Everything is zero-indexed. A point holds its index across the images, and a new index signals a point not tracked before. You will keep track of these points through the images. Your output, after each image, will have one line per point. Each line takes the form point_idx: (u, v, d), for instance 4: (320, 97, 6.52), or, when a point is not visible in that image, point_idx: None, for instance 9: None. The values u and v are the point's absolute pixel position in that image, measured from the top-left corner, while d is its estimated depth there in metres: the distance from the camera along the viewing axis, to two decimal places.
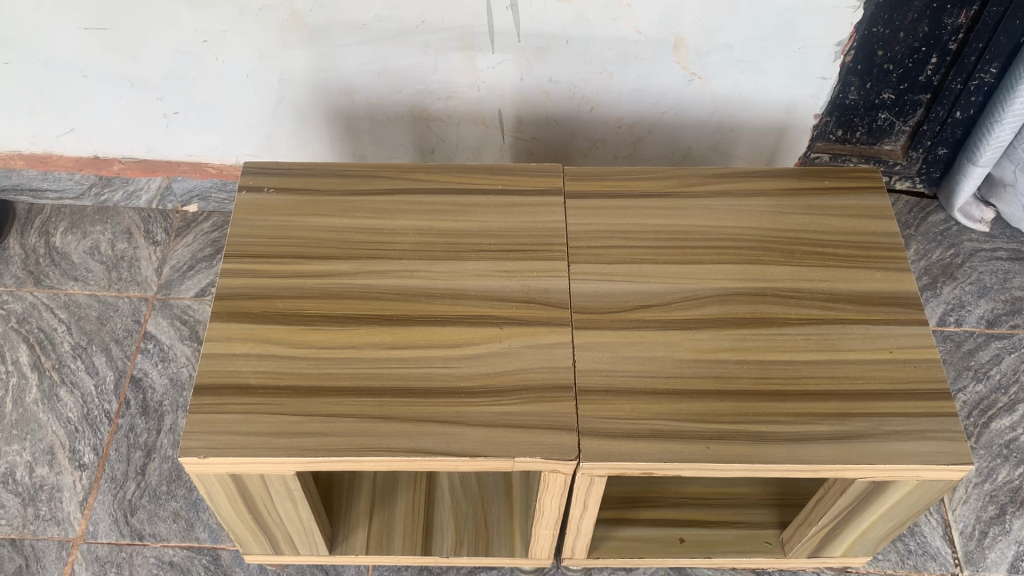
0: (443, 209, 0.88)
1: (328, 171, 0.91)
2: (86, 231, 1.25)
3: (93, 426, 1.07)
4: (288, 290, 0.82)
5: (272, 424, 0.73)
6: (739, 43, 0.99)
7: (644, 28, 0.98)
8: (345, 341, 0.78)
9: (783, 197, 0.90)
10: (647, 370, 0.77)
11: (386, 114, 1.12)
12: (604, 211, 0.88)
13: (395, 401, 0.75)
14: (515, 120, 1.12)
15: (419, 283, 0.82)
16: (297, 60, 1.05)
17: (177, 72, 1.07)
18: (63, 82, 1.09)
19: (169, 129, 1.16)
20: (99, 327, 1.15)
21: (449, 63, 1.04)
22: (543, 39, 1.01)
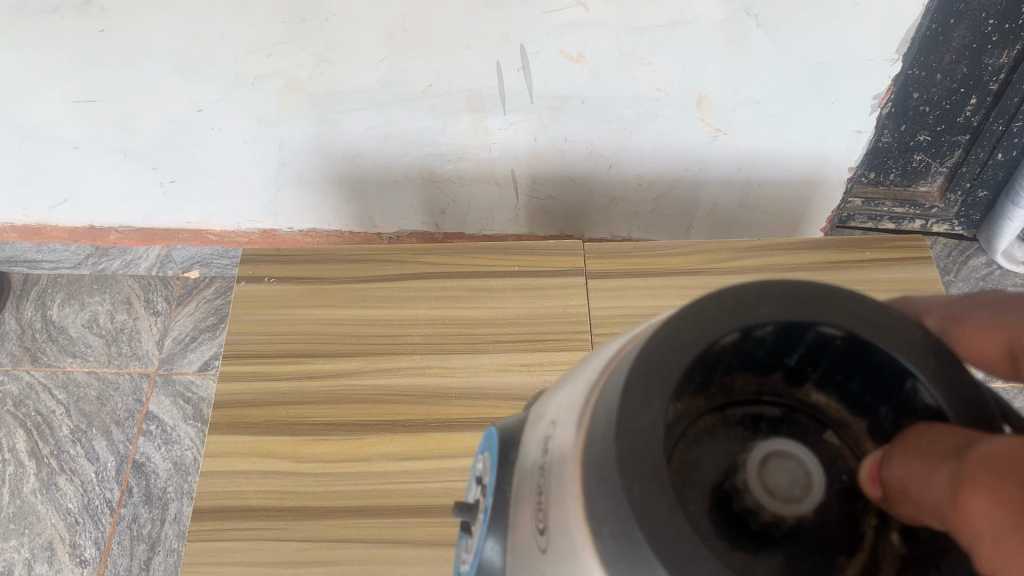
0: (456, 295, 0.82)
1: (331, 255, 0.85)
2: (84, 302, 1.19)
3: (94, 518, 1.01)
4: (291, 395, 0.76)
5: (278, 552, 0.68)
6: (768, 99, 0.92)
7: (666, 86, 0.91)
8: (354, 453, 0.73)
9: (821, 271, 0.84)
10: None
11: (393, 176, 1.06)
12: (630, 292, 0.82)
13: (410, 521, 0.69)
14: (530, 180, 1.07)
15: (433, 382, 0.76)
16: (297, 127, 0.99)
17: (172, 140, 1.01)
18: (54, 155, 1.04)
19: (166, 198, 1.10)
20: (99, 408, 1.09)
21: (459, 126, 0.98)
22: (558, 100, 0.94)
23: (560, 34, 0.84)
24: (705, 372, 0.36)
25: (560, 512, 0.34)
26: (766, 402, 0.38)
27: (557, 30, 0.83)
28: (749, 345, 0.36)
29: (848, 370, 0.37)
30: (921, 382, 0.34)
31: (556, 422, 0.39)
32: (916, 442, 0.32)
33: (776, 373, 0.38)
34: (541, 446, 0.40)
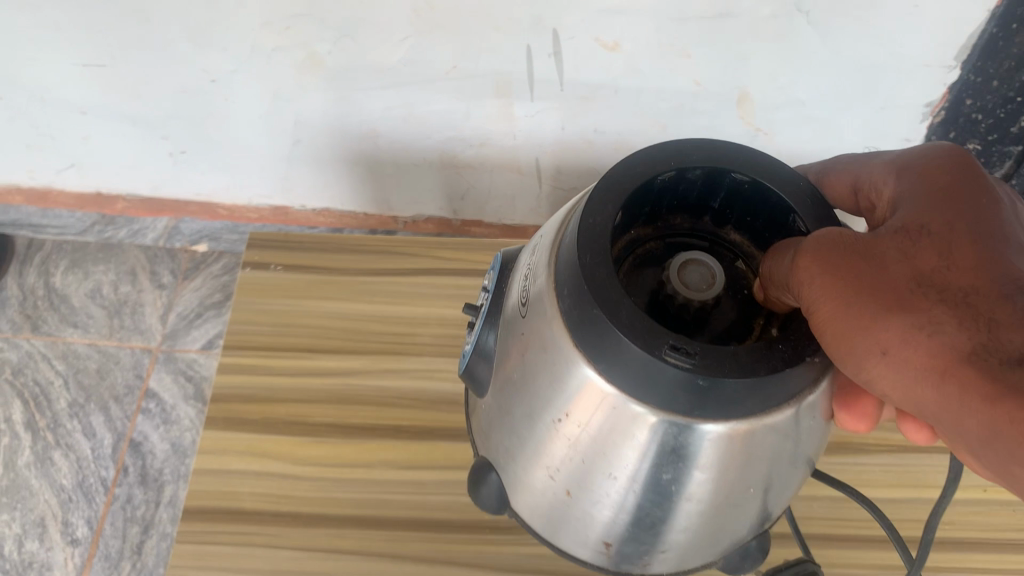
0: (470, 295, 0.78)
1: (342, 245, 0.81)
2: (88, 271, 1.16)
3: (88, 496, 0.98)
4: (292, 391, 0.72)
5: (268, 560, 0.64)
6: (812, 100, 0.87)
7: (706, 80, 0.86)
8: (355, 458, 0.69)
9: None
10: None
11: (411, 160, 1.02)
12: None
13: (409, 535, 0.65)
14: (554, 170, 1.02)
15: (442, 387, 0.72)
16: (314, 103, 0.94)
17: (183, 111, 0.97)
18: (61, 119, 1.00)
19: (176, 168, 1.06)
20: (98, 382, 1.06)
21: (482, 110, 0.93)
22: (589, 88, 0.88)
23: (595, 20, 0.79)
24: (644, 207, 0.54)
25: (532, 293, 0.53)
26: (697, 238, 0.56)
27: (593, 16, 0.78)
28: (683, 182, 0.53)
29: (752, 213, 0.54)
30: (801, 217, 0.50)
31: (539, 252, 0.55)
32: (780, 249, 0.49)
33: (704, 218, 0.57)
34: (534, 264, 0.56)
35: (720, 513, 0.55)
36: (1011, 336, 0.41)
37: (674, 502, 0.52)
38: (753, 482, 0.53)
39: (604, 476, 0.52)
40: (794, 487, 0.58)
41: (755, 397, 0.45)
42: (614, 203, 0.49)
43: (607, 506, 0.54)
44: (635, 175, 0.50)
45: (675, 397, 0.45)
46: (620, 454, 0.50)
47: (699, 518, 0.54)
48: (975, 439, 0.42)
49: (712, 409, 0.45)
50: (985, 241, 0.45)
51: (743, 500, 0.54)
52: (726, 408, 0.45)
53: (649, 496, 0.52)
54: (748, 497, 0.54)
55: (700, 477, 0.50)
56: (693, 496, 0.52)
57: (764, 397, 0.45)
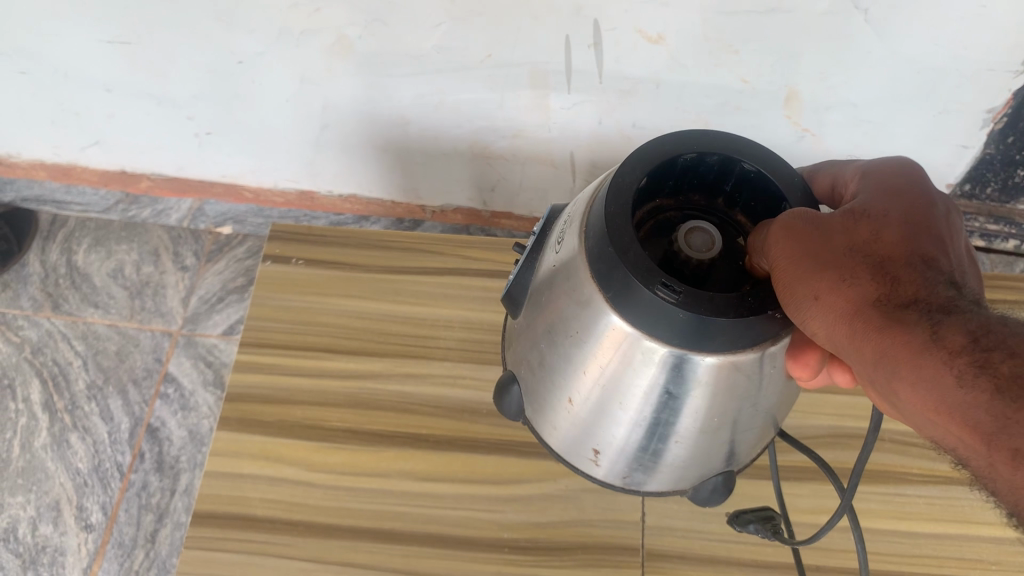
0: (497, 298, 0.74)
1: (366, 240, 0.78)
2: (111, 250, 1.14)
3: (103, 481, 0.97)
4: (309, 394, 0.69)
5: (279, 571, 0.61)
6: (866, 102, 0.82)
7: (754, 77, 0.81)
8: (371, 467, 0.66)
9: None
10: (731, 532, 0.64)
11: (441, 149, 0.98)
12: None
13: (424, 551, 0.62)
14: (589, 164, 0.98)
15: (464, 395, 0.70)
16: (342, 88, 0.90)
17: (209, 91, 0.94)
18: (84, 96, 0.97)
19: (201, 149, 1.03)
20: (117, 365, 1.05)
21: (516, 101, 0.89)
22: (630, 82, 0.84)
23: (639, 11, 0.74)
24: (665, 180, 0.53)
25: (567, 234, 0.54)
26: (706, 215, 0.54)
27: (636, 7, 0.74)
28: (699, 160, 0.52)
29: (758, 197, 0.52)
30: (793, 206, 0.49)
31: (580, 197, 0.56)
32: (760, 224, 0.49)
33: (718, 200, 0.55)
34: (570, 213, 0.56)
35: (707, 442, 0.55)
36: (928, 292, 0.43)
37: (666, 423, 0.53)
38: (738, 416, 0.53)
39: (603, 398, 0.54)
40: (774, 421, 0.59)
41: (723, 340, 0.46)
42: (641, 168, 0.50)
43: (614, 430, 0.56)
44: (671, 148, 0.51)
45: (655, 327, 0.47)
46: (613, 378, 0.52)
47: (688, 445, 0.55)
48: (883, 376, 0.43)
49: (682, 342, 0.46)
50: (925, 228, 0.46)
51: (729, 429, 0.55)
52: (694, 345, 0.46)
53: (649, 419, 0.53)
54: (733, 427, 0.55)
55: (694, 406, 0.51)
56: (685, 421, 0.53)
57: (730, 343, 0.46)
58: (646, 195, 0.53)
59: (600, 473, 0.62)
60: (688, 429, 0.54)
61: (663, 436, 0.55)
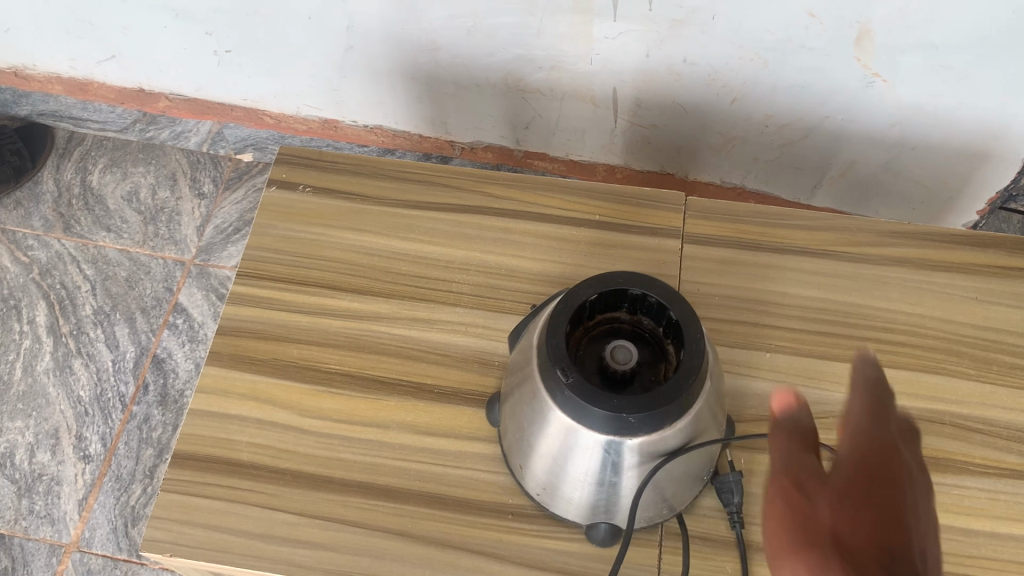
0: (518, 240, 0.67)
1: (380, 170, 0.71)
2: (127, 172, 1.09)
3: (104, 411, 0.93)
4: (307, 333, 0.63)
5: (260, 522, 0.57)
6: (949, 44, 0.73)
7: (822, 12, 0.72)
8: (367, 417, 0.60)
9: (985, 276, 0.65)
10: (762, 514, 0.57)
11: (473, 80, 0.91)
12: (736, 267, 0.65)
13: (419, 512, 0.57)
14: (634, 103, 0.90)
15: (475, 344, 0.63)
16: (367, 6, 0.84)
17: (227, 4, 0.87)
18: (98, 4, 0.91)
19: (220, 69, 0.97)
20: (126, 292, 1.00)
21: (556, 30, 0.82)
22: (682, 12, 0.76)
23: None
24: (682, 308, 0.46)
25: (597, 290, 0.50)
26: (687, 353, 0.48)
27: None
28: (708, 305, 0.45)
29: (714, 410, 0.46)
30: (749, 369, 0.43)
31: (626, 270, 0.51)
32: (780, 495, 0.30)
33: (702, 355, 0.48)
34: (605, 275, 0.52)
35: (660, 459, 0.50)
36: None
37: (614, 448, 0.48)
38: (685, 425, 0.48)
39: (556, 433, 0.50)
40: (717, 411, 0.53)
41: (643, 407, 0.46)
42: (596, 283, 0.51)
43: (569, 465, 0.51)
44: (624, 277, 0.51)
45: (592, 395, 0.47)
46: (558, 420, 0.49)
47: (644, 463, 0.49)
48: None
49: (612, 407, 0.46)
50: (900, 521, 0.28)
51: (679, 440, 0.49)
52: (622, 411, 0.46)
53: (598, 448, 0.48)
54: (683, 438, 0.49)
55: (641, 440, 0.48)
56: (635, 442, 0.48)
57: (653, 415, 0.46)
58: (602, 308, 0.51)
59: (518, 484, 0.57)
60: (640, 449, 0.48)
61: (616, 465, 0.49)
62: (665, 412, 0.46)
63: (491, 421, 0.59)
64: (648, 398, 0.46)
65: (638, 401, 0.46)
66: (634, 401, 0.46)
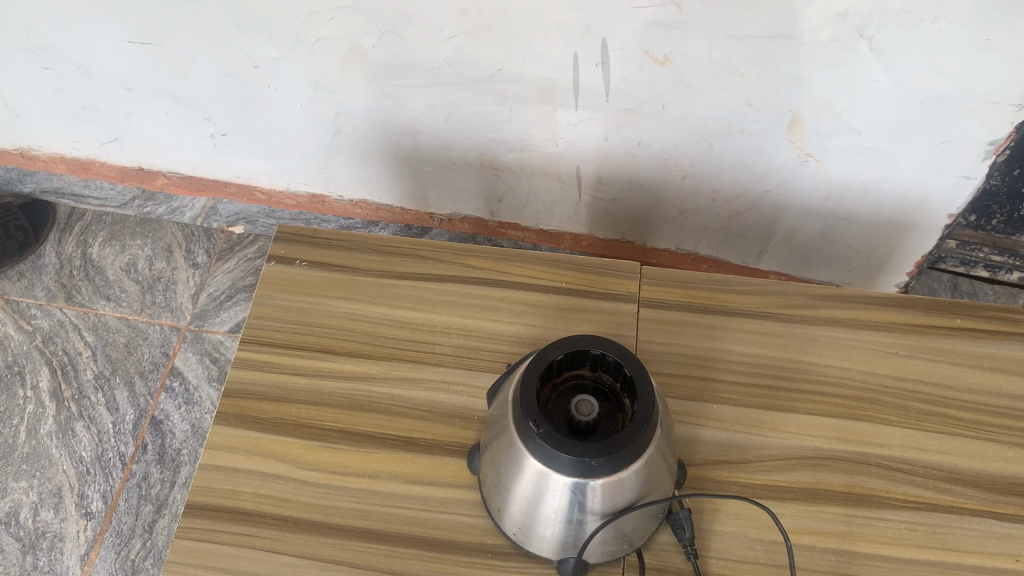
0: (492, 307, 0.75)
1: (369, 245, 0.79)
2: (125, 245, 1.16)
3: (105, 470, 0.99)
4: (305, 393, 0.71)
5: (266, 564, 0.63)
6: (870, 129, 0.83)
7: (757, 101, 0.83)
8: (360, 468, 0.67)
9: (903, 334, 0.75)
10: (712, 547, 0.64)
11: (451, 159, 1.00)
12: (686, 328, 0.74)
13: (408, 552, 0.64)
14: (596, 180, 0.99)
15: (456, 401, 0.70)
16: (355, 95, 0.93)
17: (227, 93, 0.97)
18: (107, 92, 1.00)
19: (217, 150, 1.06)
20: (125, 357, 1.07)
21: (525, 115, 0.91)
22: (636, 101, 0.87)
23: (644, 31, 0.78)
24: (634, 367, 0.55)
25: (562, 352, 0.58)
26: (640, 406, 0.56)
27: (643, 27, 0.78)
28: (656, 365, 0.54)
29: None
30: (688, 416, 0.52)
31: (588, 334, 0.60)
32: None
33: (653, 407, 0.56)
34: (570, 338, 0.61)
35: (619, 499, 0.57)
36: None
37: (580, 489, 0.56)
38: (640, 469, 0.56)
39: (529, 477, 0.57)
40: (668, 458, 0.61)
41: (603, 452, 0.54)
42: (562, 345, 0.59)
43: (540, 506, 0.58)
44: (586, 340, 0.59)
45: (559, 442, 0.54)
46: (531, 465, 0.56)
47: (605, 502, 0.57)
48: None
49: (577, 452, 0.54)
50: None
51: (635, 482, 0.57)
52: (585, 455, 0.54)
53: (567, 490, 0.56)
54: (638, 481, 0.57)
55: (602, 482, 0.55)
56: (597, 483, 0.55)
57: (612, 459, 0.54)
58: (567, 367, 0.60)
59: (495, 523, 0.64)
60: (602, 489, 0.56)
61: (582, 503, 0.57)
62: (622, 456, 0.54)
63: (473, 470, 0.67)
64: (607, 445, 0.54)
65: (599, 447, 0.54)
66: (595, 447, 0.54)
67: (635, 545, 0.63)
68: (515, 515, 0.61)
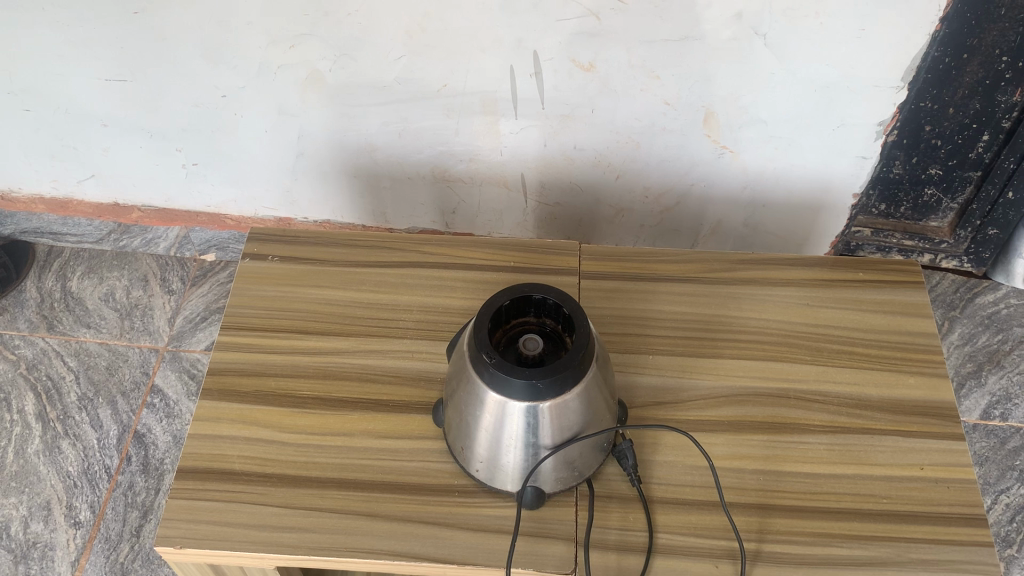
0: (449, 286, 0.84)
1: (334, 241, 0.88)
2: (103, 277, 1.24)
3: (92, 482, 1.04)
4: (283, 368, 0.78)
5: (254, 515, 0.70)
6: (774, 119, 0.95)
7: (674, 99, 0.94)
8: (336, 427, 0.75)
9: (813, 288, 0.84)
10: (653, 475, 0.72)
11: (406, 173, 1.09)
12: (622, 294, 0.83)
13: (383, 496, 0.71)
14: (539, 185, 1.09)
15: (419, 366, 0.78)
16: (316, 117, 1.03)
17: (197, 123, 1.06)
18: (83, 130, 1.08)
19: (188, 180, 1.14)
20: (107, 378, 1.13)
21: (470, 127, 1.01)
22: (568, 107, 0.97)
23: (570, 41, 0.89)
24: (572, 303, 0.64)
25: (508, 298, 0.67)
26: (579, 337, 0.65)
27: (568, 38, 0.88)
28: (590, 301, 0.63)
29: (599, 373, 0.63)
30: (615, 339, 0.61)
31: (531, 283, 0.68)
32: None
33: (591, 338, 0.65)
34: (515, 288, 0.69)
35: (567, 423, 0.65)
36: None
37: (531, 412, 0.64)
38: (581, 391, 0.64)
39: (487, 410, 0.65)
40: (607, 391, 0.69)
41: (548, 374, 0.62)
42: (508, 292, 0.67)
43: (500, 437, 0.66)
44: (528, 288, 0.68)
45: (510, 370, 0.63)
46: (487, 396, 0.64)
47: (554, 425, 0.65)
48: None
49: (526, 376, 0.62)
50: None
51: (578, 405, 0.65)
52: (533, 378, 0.62)
53: (522, 415, 0.64)
54: (581, 403, 0.65)
55: (550, 404, 0.63)
56: (545, 405, 0.63)
57: (557, 380, 0.62)
58: (513, 313, 0.68)
59: (461, 466, 0.72)
60: (550, 412, 0.64)
61: (534, 427, 0.64)
62: (565, 378, 0.63)
63: (437, 422, 0.74)
64: (552, 369, 0.63)
65: (545, 371, 0.63)
66: (542, 371, 0.63)
67: (586, 474, 0.71)
68: (478, 452, 0.68)
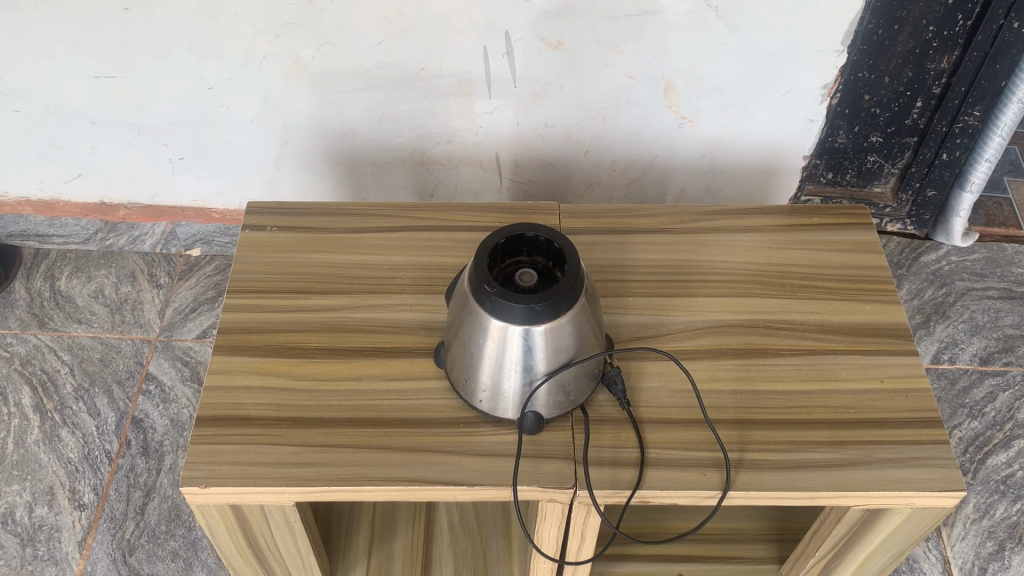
0: (440, 245, 0.90)
1: (329, 212, 0.94)
2: (91, 275, 1.28)
3: (94, 467, 1.07)
4: (290, 324, 0.83)
5: (272, 454, 0.74)
6: (728, 88, 1.03)
7: (637, 73, 1.02)
8: (344, 373, 0.80)
9: (774, 234, 0.92)
10: (641, 400, 0.78)
11: (386, 159, 1.16)
12: (601, 246, 0.90)
13: (393, 431, 0.76)
14: (512, 163, 1.16)
15: (418, 316, 0.84)
16: (300, 105, 1.08)
17: (185, 117, 1.11)
18: (71, 129, 1.13)
19: (173, 174, 1.19)
20: (102, 369, 1.16)
21: (447, 109, 1.08)
22: (538, 84, 1.04)
23: (539, 21, 0.96)
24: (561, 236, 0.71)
25: (502, 237, 0.73)
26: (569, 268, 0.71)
27: (537, 17, 0.96)
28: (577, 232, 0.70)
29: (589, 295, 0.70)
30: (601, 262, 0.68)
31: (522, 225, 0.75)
32: None
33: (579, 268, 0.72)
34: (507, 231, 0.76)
35: (562, 346, 0.71)
36: None
37: (530, 336, 0.69)
38: (574, 315, 0.71)
39: (488, 338, 0.71)
40: (596, 321, 0.75)
41: (545, 298, 0.69)
42: (502, 233, 0.74)
43: (501, 363, 0.72)
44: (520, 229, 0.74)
45: (510, 297, 0.69)
46: (489, 324, 0.70)
47: (551, 348, 0.71)
48: None
49: (525, 301, 0.68)
50: None
51: (572, 329, 0.71)
52: (532, 302, 0.68)
53: (521, 338, 0.70)
54: (574, 327, 0.71)
55: (547, 327, 0.69)
56: (543, 329, 0.69)
57: (553, 303, 0.69)
58: (508, 254, 0.74)
59: (465, 399, 0.77)
60: (547, 335, 0.70)
61: (533, 350, 0.70)
62: (559, 301, 0.69)
63: (438, 363, 0.80)
64: (548, 294, 0.69)
65: (541, 296, 0.69)
66: (539, 296, 0.69)
67: (581, 400, 0.77)
68: (481, 381, 0.74)
